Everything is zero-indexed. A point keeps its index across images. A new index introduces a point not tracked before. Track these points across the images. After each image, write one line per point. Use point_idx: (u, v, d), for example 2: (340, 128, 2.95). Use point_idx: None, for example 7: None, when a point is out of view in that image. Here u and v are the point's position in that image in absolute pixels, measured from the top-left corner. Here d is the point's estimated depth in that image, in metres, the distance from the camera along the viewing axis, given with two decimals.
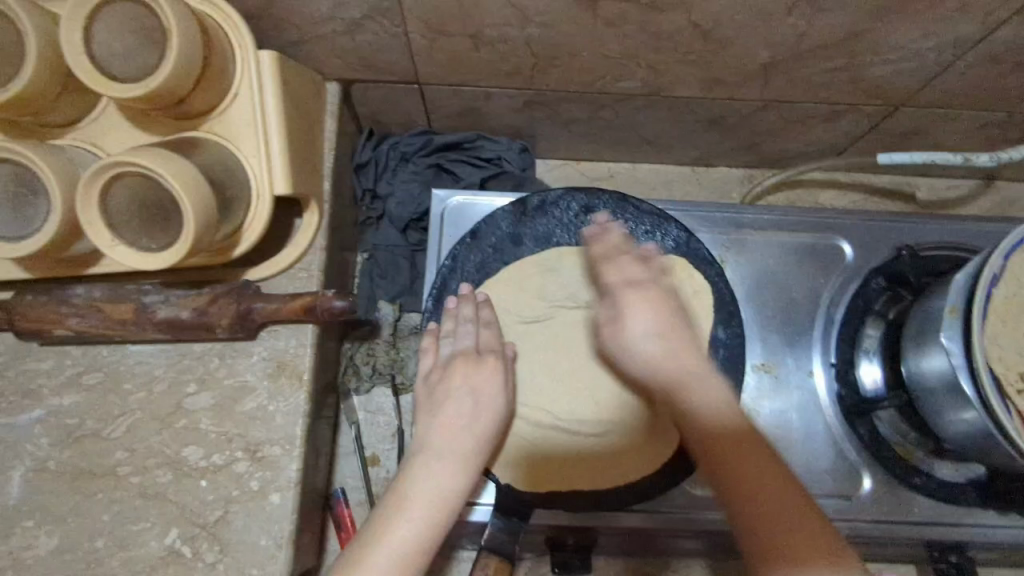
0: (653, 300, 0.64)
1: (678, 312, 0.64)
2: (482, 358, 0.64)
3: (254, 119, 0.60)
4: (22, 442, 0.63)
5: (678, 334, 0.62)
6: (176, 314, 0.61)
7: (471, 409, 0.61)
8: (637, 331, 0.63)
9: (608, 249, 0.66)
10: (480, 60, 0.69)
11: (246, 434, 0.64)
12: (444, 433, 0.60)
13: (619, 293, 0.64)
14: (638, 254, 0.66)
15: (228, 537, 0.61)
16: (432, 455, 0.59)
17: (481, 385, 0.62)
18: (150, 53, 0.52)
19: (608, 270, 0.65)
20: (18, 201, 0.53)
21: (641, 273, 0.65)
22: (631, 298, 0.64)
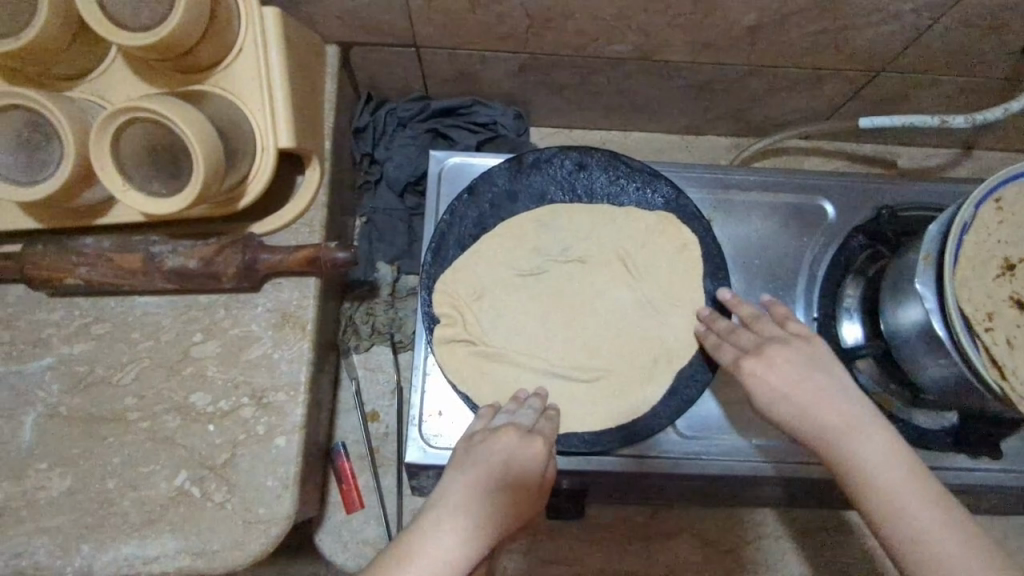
0: (772, 354, 0.59)
1: (812, 365, 0.58)
2: (532, 434, 0.58)
3: (258, 73, 0.61)
4: (33, 388, 0.65)
5: (808, 388, 0.56)
6: (184, 264, 0.63)
7: (501, 484, 0.53)
8: (776, 390, 0.57)
9: (722, 333, 0.65)
10: (476, 22, 0.71)
11: (252, 380, 0.66)
12: (465, 499, 0.52)
13: (738, 361, 0.61)
14: (753, 321, 0.64)
15: (236, 478, 0.64)
16: (442, 517, 0.51)
17: (518, 460, 0.55)
18: (159, 3, 0.54)
19: (723, 352, 0.63)
20: (32, 149, 0.55)
21: (754, 340, 0.62)
22: (766, 353, 0.59)
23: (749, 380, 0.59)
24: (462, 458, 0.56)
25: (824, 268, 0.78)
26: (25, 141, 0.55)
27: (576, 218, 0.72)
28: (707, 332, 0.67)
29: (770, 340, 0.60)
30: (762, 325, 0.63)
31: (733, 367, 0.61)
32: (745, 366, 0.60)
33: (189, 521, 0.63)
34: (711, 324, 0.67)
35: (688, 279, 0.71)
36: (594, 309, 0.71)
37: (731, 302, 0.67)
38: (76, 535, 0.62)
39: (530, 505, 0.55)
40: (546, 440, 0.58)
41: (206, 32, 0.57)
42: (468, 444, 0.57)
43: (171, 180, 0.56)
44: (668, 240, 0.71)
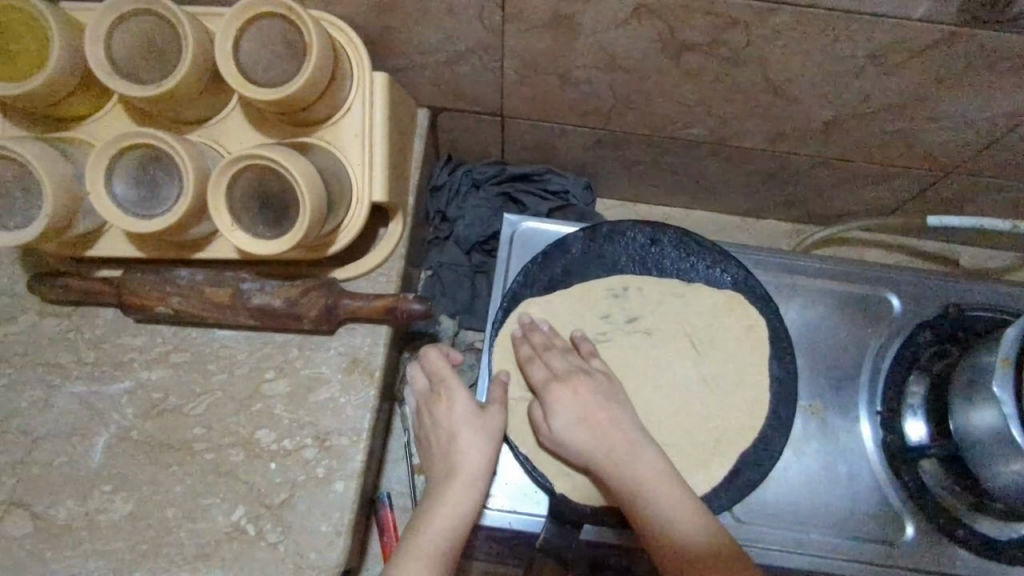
0: (577, 385, 0.66)
1: (609, 400, 0.66)
2: (437, 391, 0.69)
3: (362, 131, 0.65)
4: (109, 410, 0.67)
5: (601, 419, 0.64)
6: (269, 302, 0.65)
7: (454, 440, 0.65)
8: (575, 419, 0.64)
9: (537, 347, 0.69)
10: (563, 98, 0.76)
11: (317, 422, 0.67)
12: (444, 477, 0.64)
13: (545, 383, 0.67)
14: (566, 347, 0.70)
15: (291, 519, 0.64)
16: (436, 497, 0.63)
17: (452, 412, 0.66)
18: (289, 64, 0.59)
19: (534, 369, 0.68)
20: (153, 183, 0.59)
21: (564, 366, 0.68)
22: (572, 381, 0.66)
23: (552, 404, 0.66)
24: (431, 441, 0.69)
25: (889, 361, 0.77)
26: (148, 179, 0.59)
27: (645, 291, 0.73)
28: (522, 339, 0.70)
29: (578, 370, 0.67)
30: (572, 354, 0.69)
31: (539, 387, 0.67)
32: (553, 392, 0.66)
33: (240, 558, 0.63)
34: (528, 334, 0.70)
35: (754, 361, 0.71)
36: (659, 382, 0.71)
37: (525, 323, 0.71)
38: (130, 561, 0.62)
39: (491, 431, 0.65)
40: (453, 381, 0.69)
41: (324, 92, 0.62)
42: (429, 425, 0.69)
43: (274, 224, 0.59)
44: (736, 319, 0.72)
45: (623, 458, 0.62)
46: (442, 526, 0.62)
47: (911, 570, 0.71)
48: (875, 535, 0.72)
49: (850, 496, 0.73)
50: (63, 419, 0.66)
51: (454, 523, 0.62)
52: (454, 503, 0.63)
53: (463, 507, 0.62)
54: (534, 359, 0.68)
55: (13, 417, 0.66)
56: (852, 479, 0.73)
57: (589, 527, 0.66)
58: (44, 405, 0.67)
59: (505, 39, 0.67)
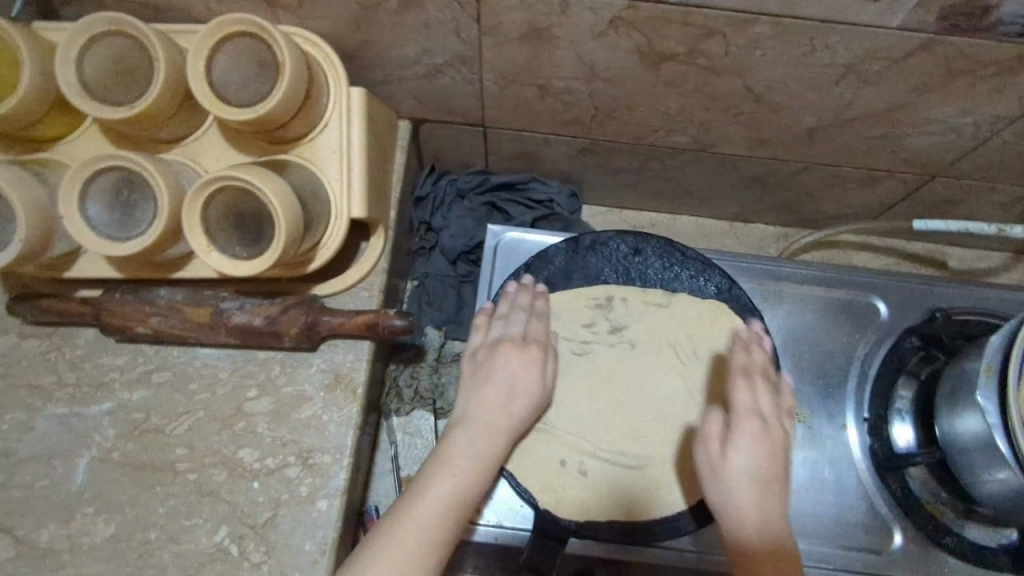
0: (771, 442, 0.64)
1: (783, 465, 0.64)
2: (526, 345, 0.69)
3: (339, 148, 0.65)
4: (91, 431, 0.66)
5: (774, 481, 0.63)
6: (249, 321, 0.65)
7: (513, 398, 0.66)
8: (760, 469, 0.62)
9: (747, 370, 0.66)
10: (544, 108, 0.75)
11: (300, 440, 0.67)
12: (487, 423, 0.65)
13: (746, 413, 0.64)
14: (773, 392, 0.67)
15: (275, 538, 0.64)
16: (470, 432, 0.64)
17: (526, 374, 0.67)
18: (262, 83, 0.58)
19: (740, 390, 0.65)
20: (128, 206, 0.59)
21: (768, 411, 0.65)
22: (770, 428, 0.64)
23: (745, 439, 0.63)
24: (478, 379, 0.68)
25: (876, 366, 0.77)
26: (124, 201, 0.59)
27: (629, 302, 0.73)
28: (735, 348, 0.68)
29: (775, 419, 0.65)
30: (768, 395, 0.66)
31: (734, 411, 0.64)
32: (743, 425, 0.63)
33: None
34: (739, 349, 0.68)
35: (738, 371, 0.71)
36: (641, 394, 0.70)
37: (741, 337, 0.69)
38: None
39: (539, 408, 0.68)
40: (534, 338, 0.69)
41: (300, 109, 0.61)
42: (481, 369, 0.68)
43: (250, 244, 0.59)
44: (721, 330, 0.71)
45: (774, 524, 0.61)
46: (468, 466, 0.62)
47: None
48: (865, 544, 0.72)
49: (837, 504, 0.73)
50: (44, 442, 0.66)
51: (482, 474, 0.62)
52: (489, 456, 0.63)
53: (490, 462, 0.63)
54: (749, 377, 0.65)
55: None
56: (839, 487, 0.73)
57: (576, 541, 0.66)
58: (26, 427, 0.66)
59: (482, 52, 0.66)
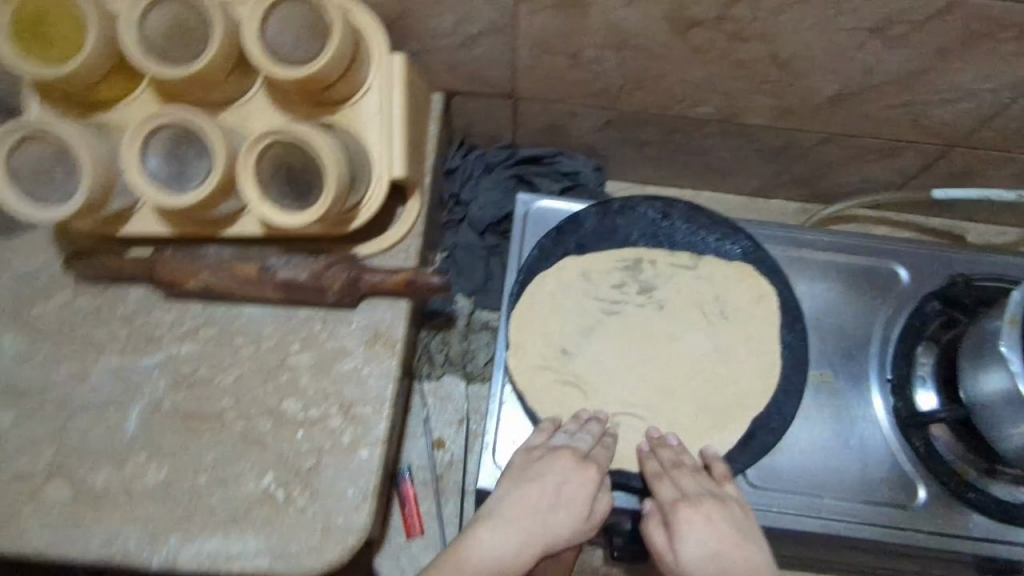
0: (711, 514, 0.61)
1: (745, 532, 0.61)
2: (585, 463, 0.63)
3: (380, 111, 0.68)
4: (142, 382, 0.69)
5: (737, 557, 0.59)
6: (295, 276, 0.68)
7: (556, 512, 0.61)
8: (709, 548, 0.60)
9: (665, 464, 0.65)
10: (573, 79, 0.78)
11: (341, 392, 0.69)
12: (523, 531, 0.60)
13: (674, 506, 0.62)
14: (695, 467, 0.66)
15: (318, 484, 0.66)
16: (498, 531, 0.60)
17: (577, 490, 0.62)
18: (313, 45, 0.62)
19: (660, 485, 0.64)
20: (184, 161, 0.63)
21: (694, 488, 0.63)
22: (704, 506, 0.62)
23: (684, 528, 0.61)
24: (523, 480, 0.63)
25: (898, 331, 0.78)
26: (181, 157, 0.62)
27: (657, 264, 0.75)
28: (649, 455, 0.67)
29: (710, 496, 0.63)
30: (703, 477, 0.65)
31: (667, 510, 0.62)
32: (681, 517, 0.61)
33: (270, 523, 0.65)
34: (656, 450, 0.67)
35: (763, 330, 0.73)
36: (669, 353, 0.72)
37: (651, 436, 0.68)
38: (165, 525, 0.64)
39: (583, 534, 0.62)
40: (592, 458, 0.64)
41: (345, 72, 0.64)
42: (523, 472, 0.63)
43: (300, 198, 0.62)
44: (747, 290, 0.74)
45: None
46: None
47: (925, 533, 0.72)
48: (889, 500, 0.73)
49: (861, 462, 0.74)
50: (98, 392, 0.69)
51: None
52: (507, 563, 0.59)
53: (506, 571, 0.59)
54: (663, 475, 0.64)
55: (52, 389, 0.69)
56: (863, 447, 0.75)
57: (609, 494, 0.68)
58: (81, 378, 0.69)
59: (517, 20, 0.69)
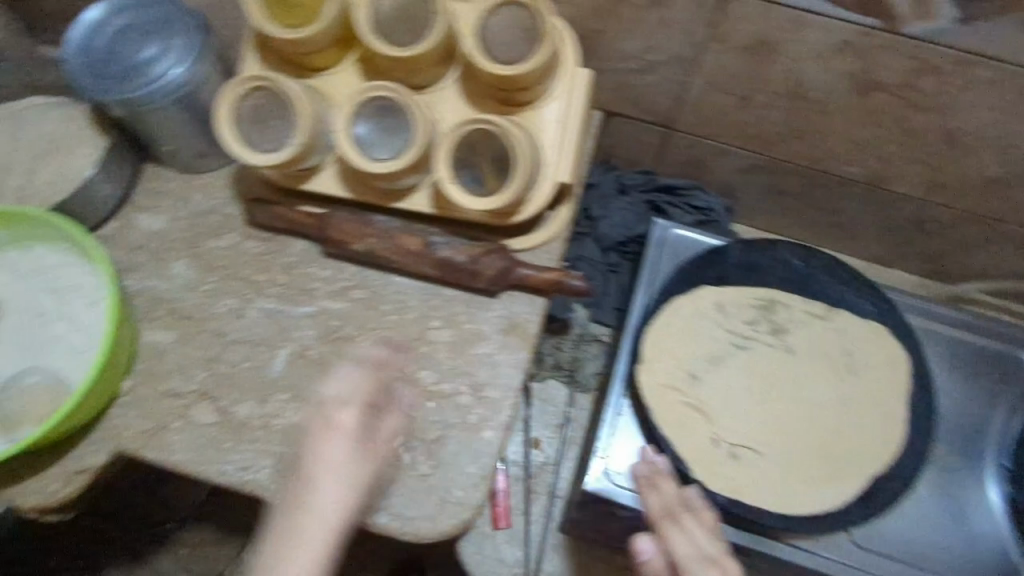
0: (676, 566, 0.62)
1: None
2: (334, 422, 0.66)
3: (561, 117, 0.72)
4: (293, 327, 0.74)
5: None
6: (454, 256, 0.72)
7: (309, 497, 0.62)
8: None
9: (670, 506, 0.66)
10: (735, 119, 0.81)
11: (474, 373, 0.73)
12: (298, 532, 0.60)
13: (676, 563, 0.62)
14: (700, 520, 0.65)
15: (442, 455, 0.69)
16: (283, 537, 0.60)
17: (323, 464, 0.64)
18: (523, 47, 0.66)
19: (675, 534, 0.64)
20: (389, 132, 0.67)
21: (691, 545, 0.63)
22: (723, 565, 0.61)
23: None
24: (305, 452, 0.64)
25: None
26: (385, 128, 0.67)
27: (792, 308, 0.76)
28: (649, 485, 0.69)
29: (705, 556, 0.62)
30: (700, 533, 0.64)
31: (674, 567, 0.63)
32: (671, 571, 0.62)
33: (392, 482, 0.68)
34: (654, 481, 0.68)
35: (889, 392, 0.73)
36: (794, 397, 0.73)
37: (644, 477, 0.69)
38: (296, 463, 0.68)
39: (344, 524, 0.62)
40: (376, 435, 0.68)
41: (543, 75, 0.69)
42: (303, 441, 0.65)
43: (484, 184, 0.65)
44: (879, 350, 0.74)
45: None
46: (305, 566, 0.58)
47: None
48: None
49: (968, 545, 0.73)
50: (252, 330, 0.74)
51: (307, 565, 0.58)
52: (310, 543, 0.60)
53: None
54: (676, 522, 0.65)
55: (212, 320, 0.74)
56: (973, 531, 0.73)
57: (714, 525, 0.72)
58: (239, 313, 0.74)
59: (702, 56, 0.73)
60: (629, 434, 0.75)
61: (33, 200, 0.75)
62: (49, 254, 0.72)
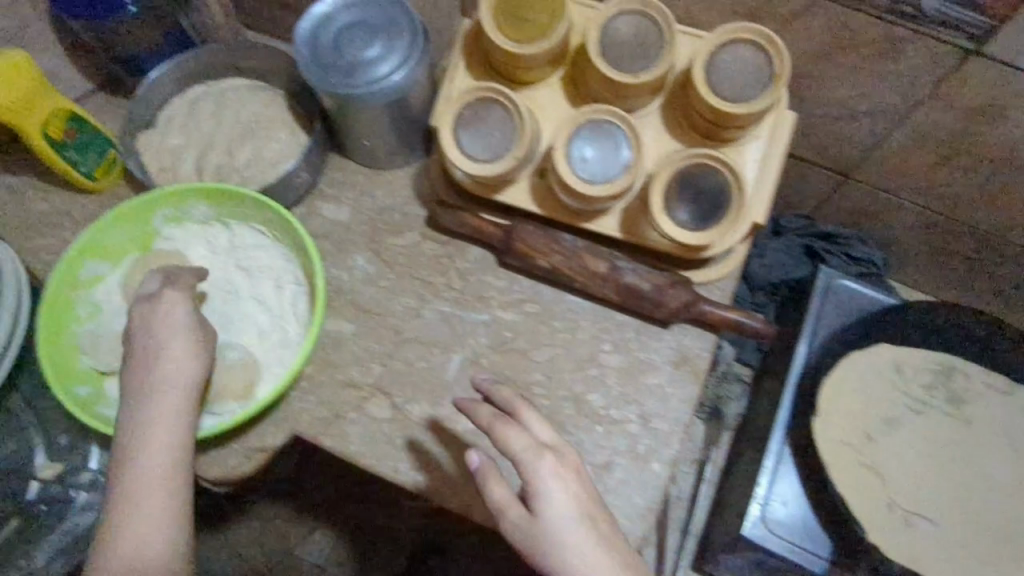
0: (567, 479, 0.58)
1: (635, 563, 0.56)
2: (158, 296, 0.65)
3: (765, 159, 0.71)
4: (467, 334, 0.75)
5: None
6: (640, 284, 0.71)
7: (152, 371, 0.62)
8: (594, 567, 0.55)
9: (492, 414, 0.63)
10: (925, 176, 0.80)
11: (644, 403, 0.73)
12: (151, 416, 0.61)
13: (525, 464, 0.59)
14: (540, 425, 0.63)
15: (610, 482, 0.69)
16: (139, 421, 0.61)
17: (160, 340, 0.63)
18: (752, 86, 0.65)
19: (515, 436, 0.60)
20: (608, 153, 0.65)
21: (530, 444, 0.60)
22: (579, 468, 0.60)
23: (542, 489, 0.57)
24: (138, 345, 0.63)
25: None
26: (602, 149, 0.65)
27: (971, 377, 0.75)
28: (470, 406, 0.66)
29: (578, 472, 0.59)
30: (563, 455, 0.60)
31: (526, 469, 0.59)
32: (537, 467, 0.58)
33: None
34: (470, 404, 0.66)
35: None
36: (968, 469, 0.73)
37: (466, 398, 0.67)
38: (467, 472, 0.68)
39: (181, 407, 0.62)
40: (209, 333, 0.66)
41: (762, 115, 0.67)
42: (133, 330, 0.64)
43: (695, 218, 0.64)
44: None
45: None
46: (160, 445, 0.60)
47: None
48: None
49: None
50: (428, 331, 0.75)
51: (165, 434, 0.60)
52: (146, 435, 0.60)
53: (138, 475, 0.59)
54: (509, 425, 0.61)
55: (389, 316, 0.76)
56: None
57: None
58: (415, 312, 0.76)
59: (916, 113, 0.71)
60: (787, 483, 0.79)
61: (232, 179, 0.77)
62: (251, 235, 0.73)
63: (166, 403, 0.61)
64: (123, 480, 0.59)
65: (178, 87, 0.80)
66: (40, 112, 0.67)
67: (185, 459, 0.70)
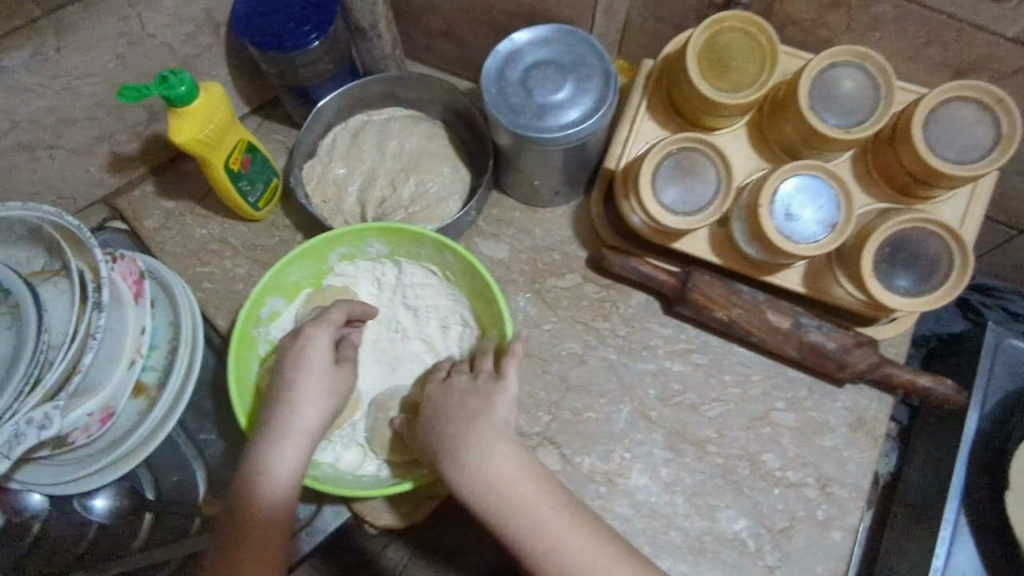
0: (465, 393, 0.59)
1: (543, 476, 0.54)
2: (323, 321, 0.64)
3: (968, 219, 0.66)
4: (635, 385, 0.73)
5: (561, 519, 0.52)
6: (825, 343, 0.68)
7: (306, 373, 0.60)
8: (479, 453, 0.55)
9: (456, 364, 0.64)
10: None
11: (821, 466, 0.70)
12: (299, 411, 0.59)
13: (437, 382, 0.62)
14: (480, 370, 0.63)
15: (790, 549, 0.67)
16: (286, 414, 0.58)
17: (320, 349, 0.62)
18: (973, 148, 0.61)
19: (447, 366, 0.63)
20: (812, 210, 0.63)
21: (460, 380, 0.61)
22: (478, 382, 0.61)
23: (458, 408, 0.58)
24: (277, 399, 0.59)
25: None
26: (804, 204, 0.63)
27: None
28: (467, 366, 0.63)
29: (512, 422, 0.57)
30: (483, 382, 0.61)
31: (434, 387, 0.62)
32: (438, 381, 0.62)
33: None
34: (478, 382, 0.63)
35: None
36: None
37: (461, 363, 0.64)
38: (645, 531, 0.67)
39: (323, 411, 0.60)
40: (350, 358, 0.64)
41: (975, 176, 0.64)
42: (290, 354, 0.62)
43: (904, 283, 0.61)
44: None
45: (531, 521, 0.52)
46: (288, 487, 0.56)
47: None
48: None
49: None
50: (595, 379, 0.73)
51: (307, 430, 0.58)
52: (278, 477, 0.56)
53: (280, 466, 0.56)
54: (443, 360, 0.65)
55: (554, 362, 0.74)
56: None
57: None
58: (580, 359, 0.74)
59: None
60: (963, 553, 0.72)
61: (396, 214, 0.76)
62: (419, 273, 0.72)
63: (314, 400, 0.60)
64: (242, 524, 0.54)
65: (339, 115, 0.78)
66: (227, 143, 0.66)
67: (354, 502, 0.69)
